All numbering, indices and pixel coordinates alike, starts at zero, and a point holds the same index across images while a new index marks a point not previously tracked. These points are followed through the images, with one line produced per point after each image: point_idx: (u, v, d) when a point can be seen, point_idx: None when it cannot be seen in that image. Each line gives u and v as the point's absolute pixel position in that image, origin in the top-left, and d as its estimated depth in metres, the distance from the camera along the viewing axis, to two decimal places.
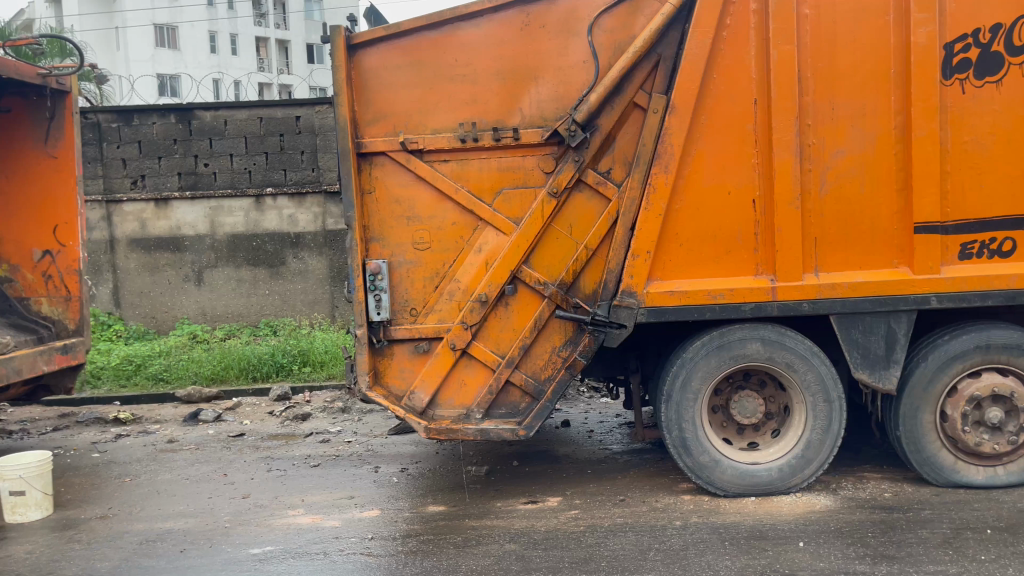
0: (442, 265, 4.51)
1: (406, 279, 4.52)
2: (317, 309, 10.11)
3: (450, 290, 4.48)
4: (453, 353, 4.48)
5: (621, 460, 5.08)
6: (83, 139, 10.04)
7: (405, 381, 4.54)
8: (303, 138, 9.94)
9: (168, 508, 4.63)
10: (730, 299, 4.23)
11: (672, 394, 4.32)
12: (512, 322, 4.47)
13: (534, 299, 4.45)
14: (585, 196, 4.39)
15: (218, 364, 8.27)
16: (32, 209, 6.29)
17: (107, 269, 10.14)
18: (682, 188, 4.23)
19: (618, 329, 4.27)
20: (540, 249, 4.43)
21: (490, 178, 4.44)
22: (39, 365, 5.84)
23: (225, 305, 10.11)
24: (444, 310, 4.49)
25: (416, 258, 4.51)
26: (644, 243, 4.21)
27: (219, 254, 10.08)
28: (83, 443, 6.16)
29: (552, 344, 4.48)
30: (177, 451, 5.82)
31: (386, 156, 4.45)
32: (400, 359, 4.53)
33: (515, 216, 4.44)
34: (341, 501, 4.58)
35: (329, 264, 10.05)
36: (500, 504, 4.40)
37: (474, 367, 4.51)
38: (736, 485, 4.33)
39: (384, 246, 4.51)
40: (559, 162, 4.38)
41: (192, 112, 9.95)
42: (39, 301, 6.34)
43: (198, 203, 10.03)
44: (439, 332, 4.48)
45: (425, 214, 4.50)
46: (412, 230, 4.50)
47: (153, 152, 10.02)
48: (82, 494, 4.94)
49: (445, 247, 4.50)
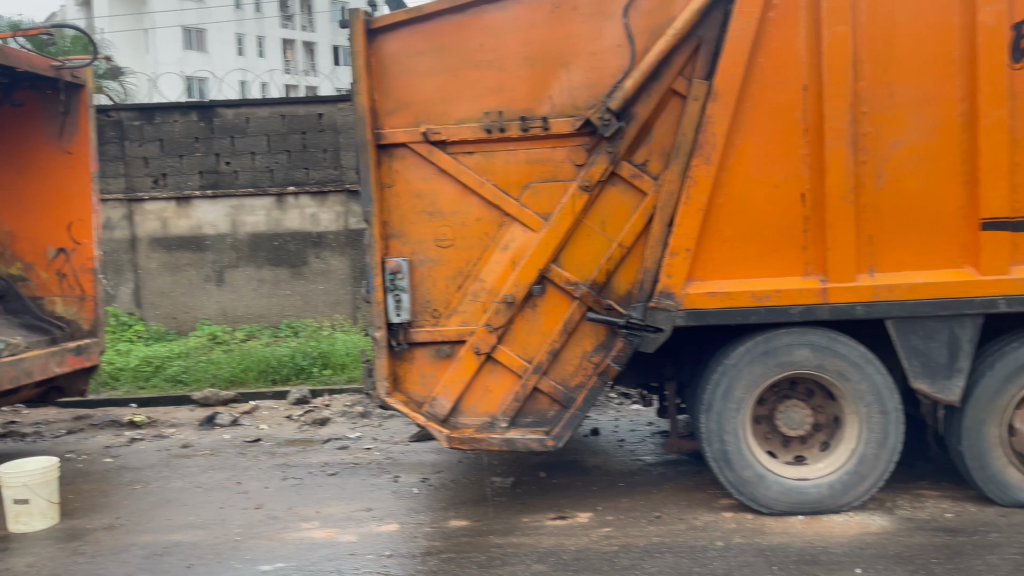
0: (465, 264, 4.23)
1: (427, 279, 4.25)
2: (338, 310, 9.90)
3: (474, 291, 4.20)
4: (476, 358, 4.21)
5: (655, 473, 4.77)
6: (105, 137, 9.91)
7: (426, 388, 4.27)
8: (325, 136, 9.75)
9: (177, 518, 4.40)
10: (776, 302, 3.91)
11: (713, 404, 4.01)
12: (539, 325, 4.19)
13: (563, 300, 4.16)
14: (620, 189, 4.09)
15: (237, 366, 8.08)
16: (46, 207, 6.13)
17: (128, 269, 10.00)
18: (724, 181, 3.93)
19: (654, 333, 3.99)
20: (571, 246, 4.14)
21: (517, 171, 4.16)
22: (50, 366, 5.66)
23: (245, 306, 9.94)
24: (467, 312, 4.22)
25: (438, 257, 4.24)
26: (683, 241, 3.91)
27: (240, 254, 9.90)
28: (95, 447, 5.97)
29: (582, 348, 4.18)
30: (191, 457, 5.61)
31: (406, 148, 4.19)
32: (421, 364, 4.27)
33: (544, 212, 4.15)
34: (357, 514, 4.32)
35: (351, 264, 9.85)
36: (526, 519, 4.11)
37: (499, 373, 4.23)
38: (782, 503, 3.99)
39: (404, 243, 4.24)
40: (591, 154, 4.08)
41: (213, 110, 9.79)
42: (53, 301, 6.18)
43: (219, 202, 9.87)
44: (463, 335, 4.21)
45: (448, 209, 4.22)
46: (433, 227, 4.23)
47: (174, 150, 9.86)
48: (90, 502, 4.74)
49: (469, 245, 4.23)
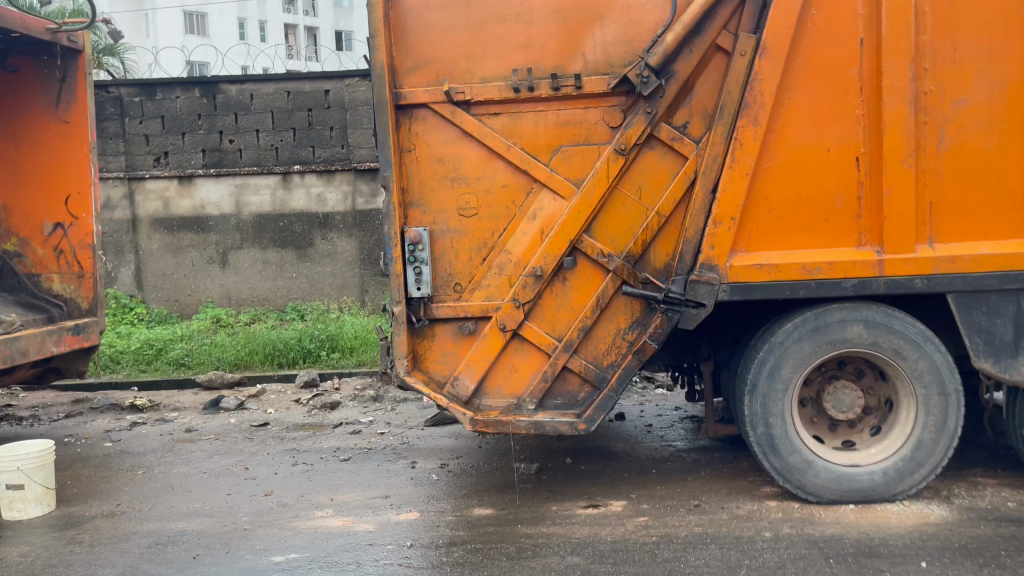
0: (490, 235, 3.93)
1: (449, 251, 3.95)
2: (346, 293, 9.62)
3: (499, 264, 3.91)
4: (502, 335, 3.91)
5: (688, 459, 4.50)
6: (105, 114, 9.61)
7: (448, 367, 3.98)
8: (332, 114, 9.44)
9: (181, 506, 4.13)
10: (828, 275, 3.62)
11: (757, 384, 3.72)
12: (570, 300, 3.90)
13: (595, 273, 3.87)
14: (658, 153, 3.79)
15: (242, 349, 7.83)
16: (43, 180, 5.83)
17: (129, 250, 9.72)
18: (773, 144, 3.63)
19: (695, 308, 3.70)
20: (604, 215, 3.84)
21: (547, 134, 3.86)
22: (47, 345, 5.38)
23: (250, 288, 9.65)
24: (492, 287, 3.92)
25: (461, 226, 3.94)
26: (727, 208, 3.62)
27: (244, 235, 9.61)
28: (95, 431, 5.70)
29: (616, 325, 3.89)
30: (195, 442, 5.34)
31: (427, 109, 3.89)
32: (442, 341, 3.98)
33: (576, 178, 3.85)
34: (374, 501, 4.04)
35: (359, 246, 9.56)
36: (556, 508, 3.84)
37: (525, 352, 3.94)
38: (832, 492, 3.71)
39: (425, 212, 3.94)
40: (627, 115, 3.79)
41: (216, 86, 9.49)
42: (49, 278, 5.89)
43: (223, 181, 9.56)
44: (487, 311, 3.92)
45: (472, 176, 3.92)
46: (456, 195, 3.93)
47: (176, 127, 9.56)
48: (89, 489, 4.47)
49: (494, 215, 3.93)
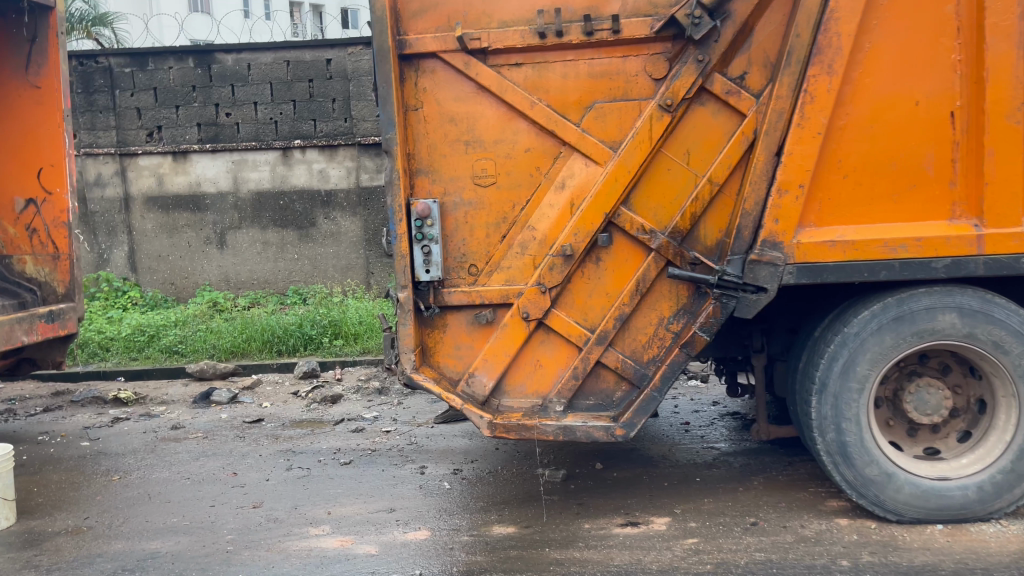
0: (511, 208, 3.35)
1: (462, 228, 3.38)
2: (350, 275, 9.09)
3: (521, 241, 3.33)
4: (525, 325, 3.35)
5: (736, 465, 3.94)
6: (94, 86, 9.02)
7: (462, 362, 3.43)
8: (334, 85, 8.87)
9: (157, 521, 3.60)
10: (916, 253, 3.04)
11: (828, 383, 3.16)
12: (604, 284, 3.33)
13: (634, 253, 3.30)
14: (709, 110, 3.21)
15: (238, 336, 7.33)
16: (12, 151, 5.27)
17: (122, 230, 9.16)
18: (850, 97, 3.04)
19: (754, 294, 3.13)
20: (645, 184, 3.27)
21: (578, 88, 3.28)
22: (16, 335, 4.83)
23: (249, 270, 9.11)
24: (513, 268, 3.35)
25: (477, 198, 3.36)
26: (795, 174, 3.05)
27: (242, 215, 9.05)
28: (73, 429, 5.19)
29: (658, 313, 3.31)
30: (181, 441, 4.80)
31: (437, 59, 3.31)
32: (455, 333, 3.42)
33: (612, 140, 3.27)
34: (376, 517, 3.50)
35: (364, 226, 9.00)
36: (588, 527, 3.29)
37: (552, 345, 3.38)
38: (916, 509, 3.15)
39: (435, 182, 3.36)
40: (673, 65, 3.21)
41: (211, 55, 8.90)
42: (22, 260, 5.33)
43: (219, 156, 8.97)
44: (507, 297, 3.35)
45: (489, 138, 3.34)
46: (471, 160, 3.35)
47: (170, 100, 8.98)
48: (57, 498, 3.93)
49: (516, 184, 3.34)
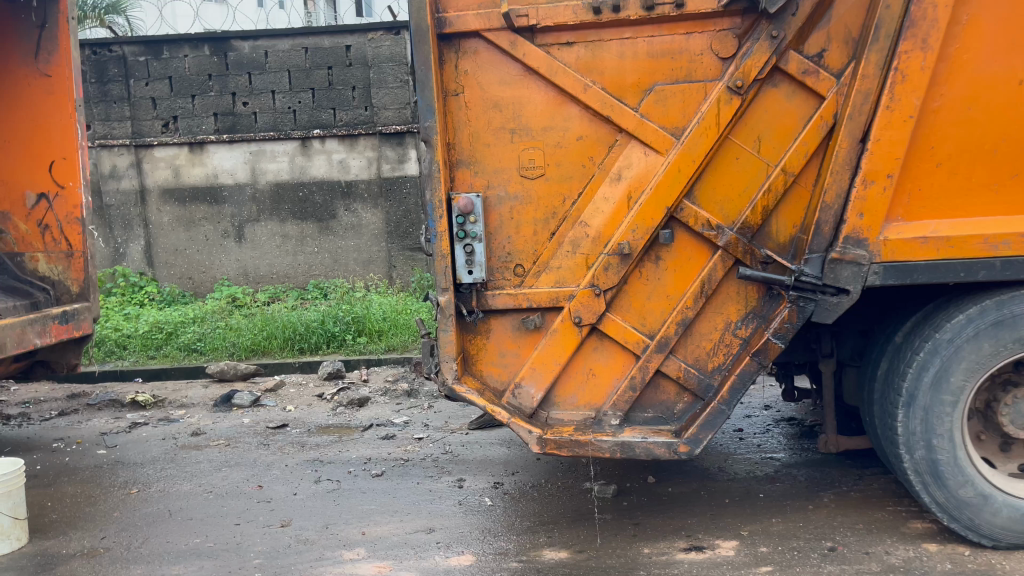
0: (562, 203, 3.05)
1: (508, 225, 3.08)
2: (372, 269, 8.82)
3: (573, 239, 3.03)
4: (577, 331, 3.05)
5: (800, 479, 3.64)
6: (108, 76, 8.76)
7: (507, 371, 3.13)
8: (354, 72, 8.57)
9: (178, 542, 3.34)
10: (1018, 251, 2.72)
11: (917, 396, 2.85)
12: (664, 285, 3.03)
13: (698, 250, 2.99)
14: (783, 92, 2.89)
15: (259, 333, 7.10)
16: (23, 143, 5.01)
17: (138, 224, 8.92)
18: (945, 76, 2.70)
19: (835, 296, 2.82)
20: (711, 175, 2.96)
21: (636, 70, 2.96)
22: (28, 337, 4.59)
23: (269, 264, 8.86)
24: (564, 269, 3.05)
25: (524, 191, 3.06)
26: (883, 163, 2.73)
27: (261, 207, 8.78)
28: (89, 435, 4.96)
29: (725, 318, 3.01)
30: (202, 450, 4.56)
31: (479, 39, 3.00)
32: (499, 339, 3.13)
33: (673, 126, 2.95)
34: (414, 538, 3.23)
35: (385, 217, 8.72)
36: (648, 552, 3.00)
37: (606, 353, 3.08)
38: (1015, 534, 2.84)
39: (477, 174, 3.06)
40: (742, 42, 2.88)
41: (228, 42, 8.63)
42: (35, 258, 5.09)
43: (237, 147, 8.71)
44: (557, 300, 3.05)
45: (538, 125, 3.03)
46: (518, 150, 3.04)
47: (186, 89, 8.72)
48: (72, 515, 3.69)
49: (566, 176, 3.04)
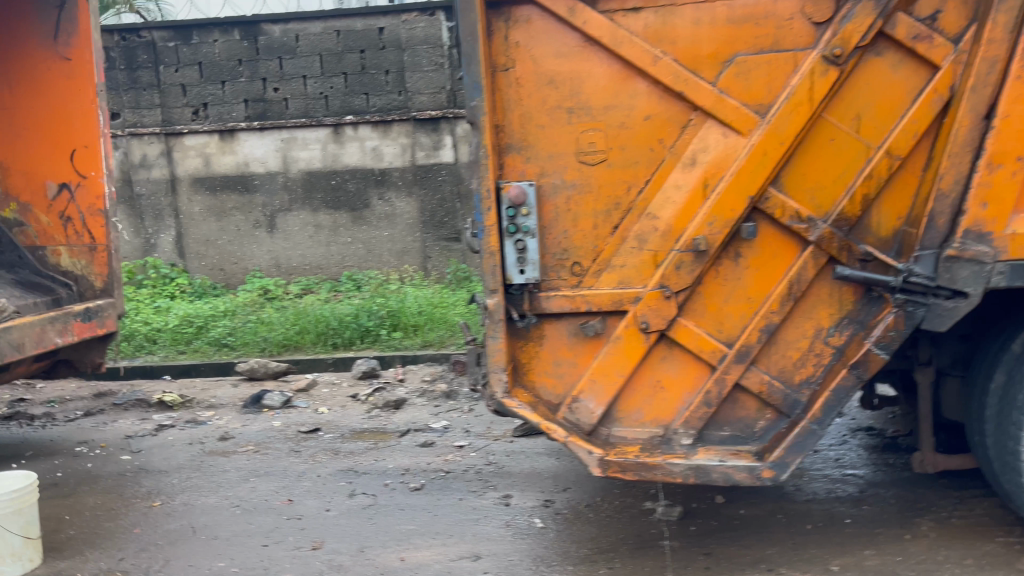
0: (626, 192, 2.67)
1: (564, 217, 2.71)
2: (407, 260, 8.51)
3: (640, 233, 2.66)
4: (643, 338, 2.68)
5: (890, 501, 3.23)
6: (138, 62, 8.54)
7: (563, 383, 2.77)
8: (387, 55, 8.25)
9: (202, 565, 3.05)
10: None
11: None
12: (744, 286, 2.64)
13: (785, 246, 2.60)
14: (888, 62, 2.49)
15: (290, 328, 6.83)
16: (42, 130, 4.74)
17: (169, 214, 8.68)
18: None
19: (950, 300, 2.45)
20: (801, 159, 2.56)
21: (713, 38, 2.57)
22: (49, 336, 4.32)
23: (301, 255, 8.58)
24: (629, 267, 2.67)
25: (583, 179, 2.68)
26: (1013, 142, 2.37)
27: (293, 196, 8.50)
28: (114, 438, 4.72)
29: (815, 323, 2.62)
30: (230, 457, 4.28)
31: (533, 5, 2.63)
32: (554, 346, 2.76)
33: (757, 103, 2.56)
34: (459, 567, 2.89)
35: (420, 206, 8.40)
36: None
37: (676, 364, 2.71)
38: None
39: (530, 159, 2.69)
40: (840, 4, 2.48)
41: (258, 26, 8.35)
42: (56, 251, 4.83)
43: (268, 135, 8.43)
44: (621, 303, 2.68)
45: (600, 104, 2.65)
46: (576, 132, 2.67)
47: (216, 75, 8.47)
48: (91, 531, 3.42)
49: (632, 161, 2.65)
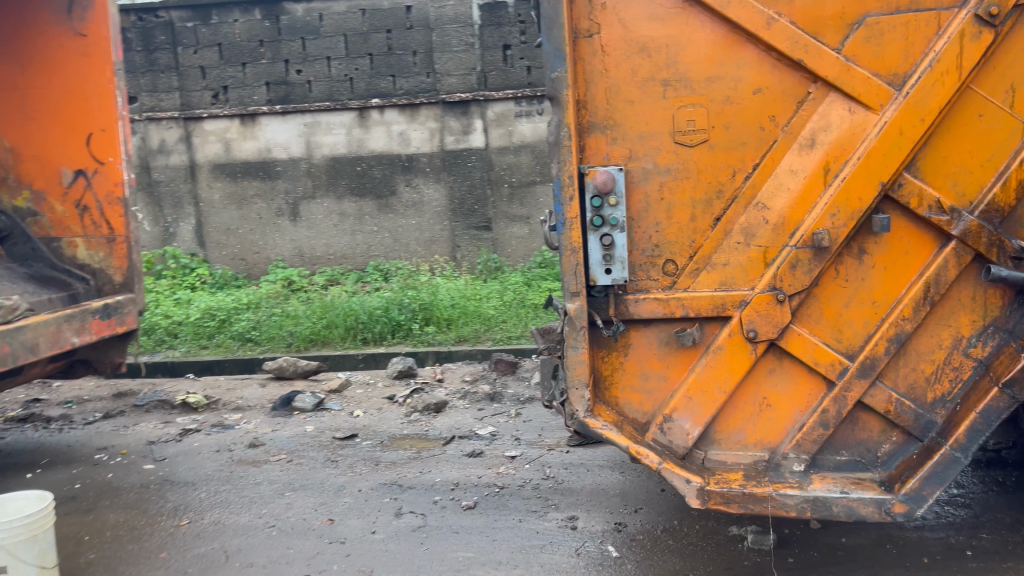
0: (730, 178, 2.29)
1: (657, 208, 2.33)
2: (435, 249, 8.15)
3: (748, 226, 2.28)
4: (749, 348, 2.31)
5: (1012, 528, 2.85)
6: (155, 43, 8.21)
7: (651, 399, 2.40)
8: (415, 35, 7.88)
9: None
10: None
11: None
12: (869, 288, 2.26)
13: (921, 241, 2.22)
14: None
15: (318, 322, 6.51)
16: (57, 113, 4.39)
17: (188, 202, 8.34)
18: None
19: None
20: (942, 138, 2.17)
21: None
22: (65, 336, 3.98)
23: (326, 244, 8.23)
24: (733, 265, 2.30)
25: (679, 163, 2.30)
26: None
27: (316, 183, 8.14)
28: (135, 444, 4.41)
29: (954, 332, 2.24)
30: (261, 467, 3.95)
31: None
32: (642, 357, 2.39)
33: (892, 72, 2.17)
34: None
35: (449, 193, 8.02)
36: None
37: (786, 378, 2.33)
38: None
39: (617, 140, 2.31)
40: None
41: (280, 5, 8.00)
42: (73, 242, 4.49)
43: (291, 119, 8.06)
44: (723, 307, 2.30)
45: (701, 75, 2.26)
46: (672, 108, 2.29)
47: (236, 57, 8.13)
48: (113, 556, 3.10)
49: (737, 141, 2.27)
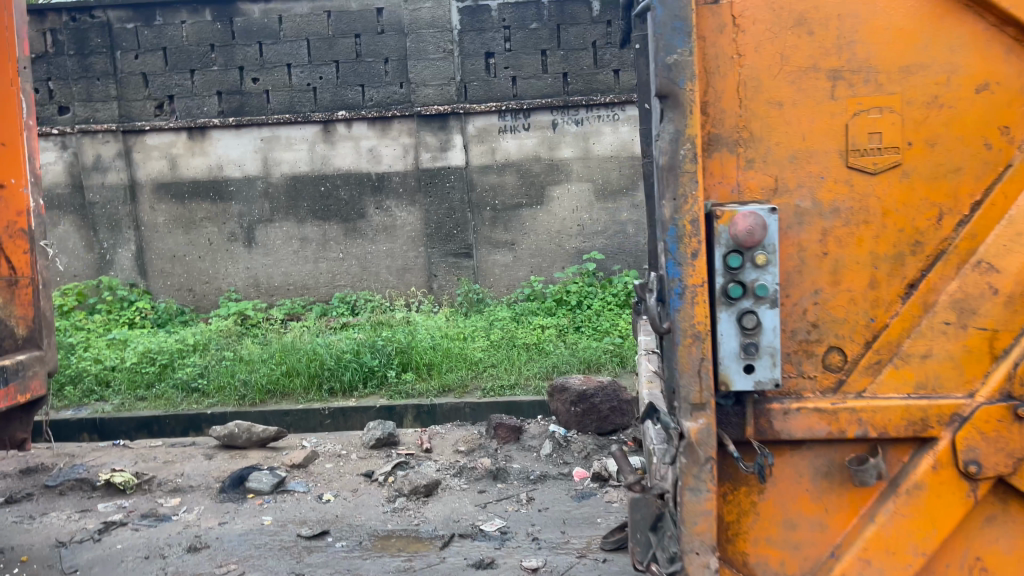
0: (934, 223, 1.48)
1: (817, 269, 1.50)
2: (409, 278, 7.22)
3: (965, 298, 1.49)
4: (966, 486, 1.49)
5: None
6: (90, 47, 7.19)
7: (799, 560, 1.56)
8: (387, 40, 7.00)
9: None
10: None
11: None
12: None
13: None
14: None
15: (276, 368, 5.53)
16: None
17: (128, 226, 7.29)
18: None
19: None
20: None
21: None
22: None
23: (284, 273, 7.26)
24: (937, 358, 1.50)
25: (854, 201, 1.48)
26: None
27: (275, 205, 7.19)
28: (41, 546, 3.42)
29: None
30: None
31: None
32: (787, 497, 1.55)
33: None
34: None
35: (424, 217, 7.10)
36: None
37: (1012, 530, 1.53)
38: None
39: (755, 163, 1.48)
40: None
41: (234, 6, 7.08)
42: None
43: (245, 133, 7.12)
44: (923, 424, 1.48)
45: (892, 63, 1.45)
46: (845, 113, 1.46)
47: (184, 63, 7.17)
48: None
49: (948, 166, 1.47)
